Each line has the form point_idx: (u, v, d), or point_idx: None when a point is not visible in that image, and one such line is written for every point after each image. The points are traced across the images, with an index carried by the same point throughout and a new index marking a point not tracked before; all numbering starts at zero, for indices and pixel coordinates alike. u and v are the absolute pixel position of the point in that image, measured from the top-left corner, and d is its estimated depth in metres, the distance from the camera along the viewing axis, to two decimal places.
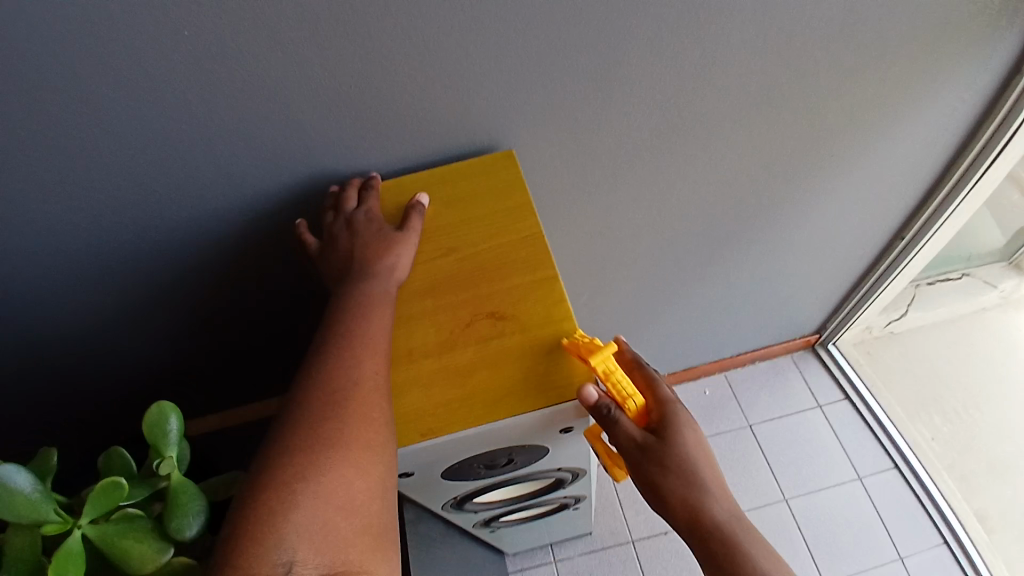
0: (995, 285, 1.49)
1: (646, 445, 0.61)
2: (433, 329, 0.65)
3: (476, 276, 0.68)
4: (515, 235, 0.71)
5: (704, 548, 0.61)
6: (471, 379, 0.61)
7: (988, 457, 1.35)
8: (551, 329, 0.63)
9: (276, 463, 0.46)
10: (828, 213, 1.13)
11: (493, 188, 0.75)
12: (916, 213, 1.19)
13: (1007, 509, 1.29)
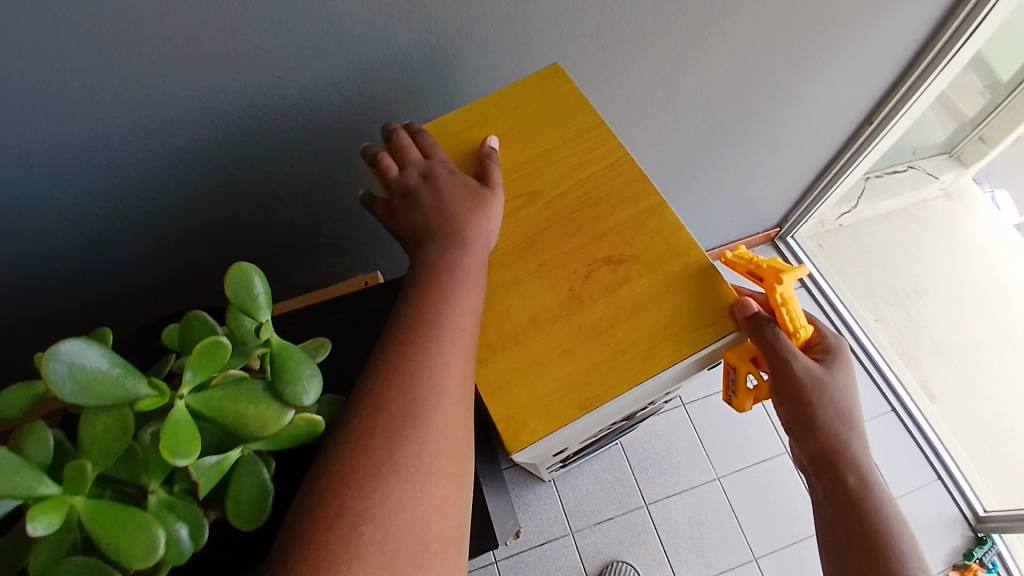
0: (938, 177, 1.52)
1: (817, 381, 0.63)
2: (553, 292, 0.65)
3: (573, 223, 0.69)
4: (603, 164, 0.72)
5: (835, 482, 0.67)
6: (614, 336, 0.63)
7: (934, 338, 1.47)
8: (677, 261, 0.65)
9: (345, 493, 0.42)
10: (812, 92, 1.09)
11: (558, 114, 0.75)
12: (882, 102, 1.16)
13: (947, 381, 1.44)
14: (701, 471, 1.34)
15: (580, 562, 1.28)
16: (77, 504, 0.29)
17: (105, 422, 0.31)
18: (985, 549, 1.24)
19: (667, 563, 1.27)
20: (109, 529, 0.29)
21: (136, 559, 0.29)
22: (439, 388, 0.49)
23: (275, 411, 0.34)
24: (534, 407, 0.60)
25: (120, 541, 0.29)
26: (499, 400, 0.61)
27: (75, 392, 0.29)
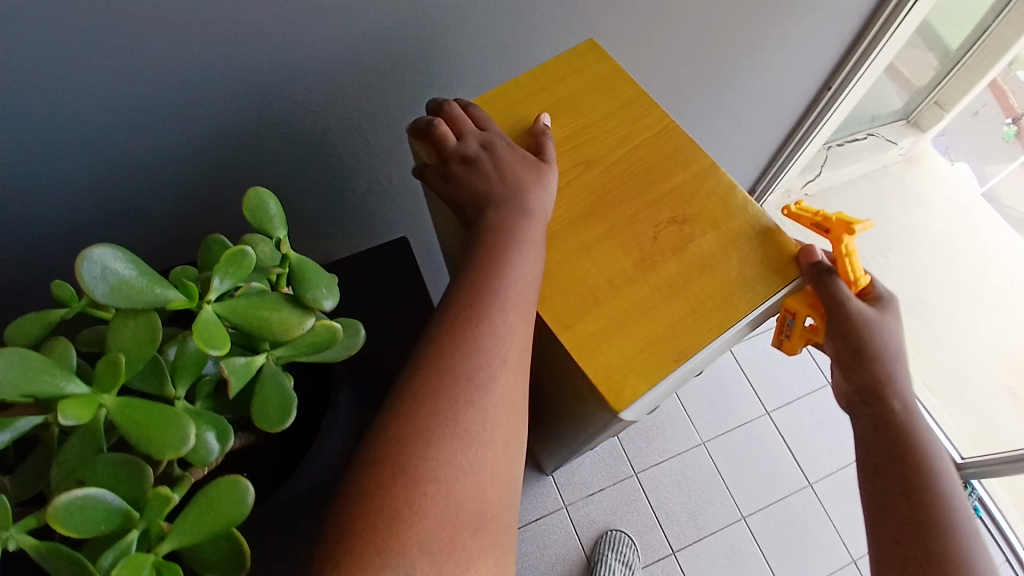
0: (897, 143, 1.58)
1: (876, 319, 0.63)
2: (623, 253, 0.64)
3: (631, 187, 0.67)
4: (650, 132, 0.71)
5: (885, 424, 0.64)
6: (688, 293, 0.62)
7: (901, 296, 1.50)
8: (740, 218, 0.65)
9: (392, 442, 0.44)
10: (771, 55, 1.09)
11: (598, 88, 0.73)
12: (840, 65, 1.18)
13: (917, 336, 1.48)
14: (687, 437, 1.38)
15: (574, 533, 1.32)
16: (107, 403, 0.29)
17: (134, 329, 0.30)
18: None
19: (659, 528, 1.31)
20: (136, 423, 0.29)
21: (166, 454, 0.28)
22: (497, 358, 0.49)
23: (297, 316, 0.33)
24: (629, 364, 0.58)
25: (148, 437, 0.28)
26: (592, 362, 0.58)
27: (106, 291, 0.29)
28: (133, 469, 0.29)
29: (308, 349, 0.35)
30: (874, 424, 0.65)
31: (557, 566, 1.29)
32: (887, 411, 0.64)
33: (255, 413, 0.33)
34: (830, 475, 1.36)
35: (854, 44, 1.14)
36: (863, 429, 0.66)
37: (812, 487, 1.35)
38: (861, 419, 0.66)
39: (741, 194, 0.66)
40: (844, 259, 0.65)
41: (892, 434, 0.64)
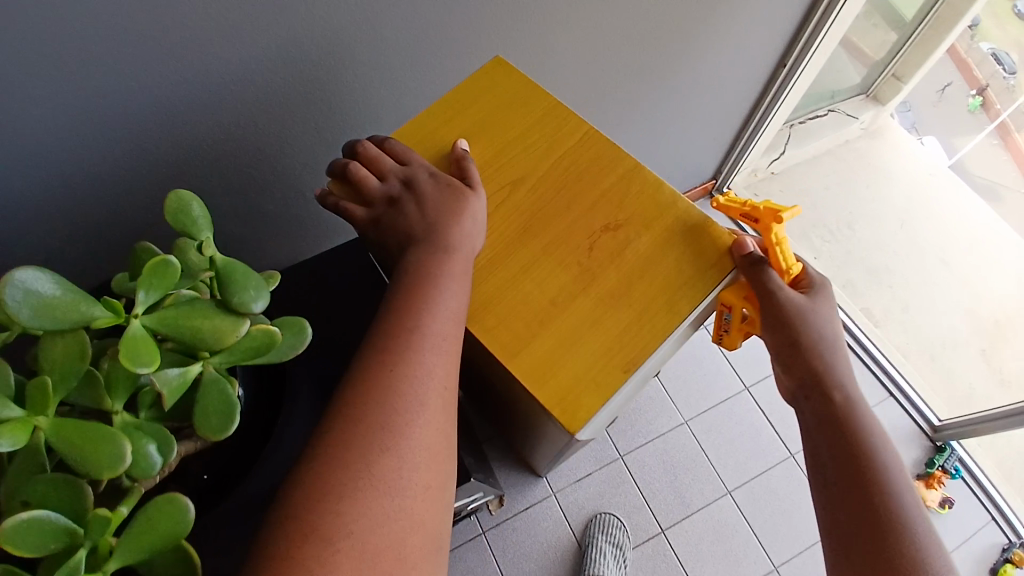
0: (857, 118, 1.59)
1: (804, 309, 0.65)
2: (561, 269, 0.62)
3: (560, 201, 0.65)
4: (574, 140, 0.68)
5: (828, 415, 0.67)
6: (632, 299, 0.61)
7: (867, 264, 1.53)
8: (673, 212, 0.64)
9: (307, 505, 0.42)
10: (724, 33, 1.08)
11: (516, 104, 0.70)
12: (793, 40, 1.18)
13: (887, 303, 1.50)
14: (669, 417, 1.40)
15: (564, 518, 1.33)
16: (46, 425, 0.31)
17: (64, 345, 0.32)
18: (945, 456, 1.35)
19: (647, 508, 1.33)
20: (74, 443, 0.31)
21: (102, 472, 0.30)
22: (423, 391, 0.49)
23: (230, 322, 0.35)
24: (583, 380, 0.57)
25: (85, 455, 0.31)
26: (546, 386, 0.57)
27: (33, 318, 0.31)
28: (70, 488, 0.31)
29: (244, 352, 0.37)
30: (818, 418, 0.67)
31: (550, 553, 1.31)
32: (826, 402, 0.67)
33: (196, 418, 0.35)
34: None
35: (805, 18, 1.14)
36: (810, 424, 0.68)
37: (793, 458, 1.37)
38: (805, 412, 0.69)
39: (671, 191, 0.64)
40: (772, 249, 0.68)
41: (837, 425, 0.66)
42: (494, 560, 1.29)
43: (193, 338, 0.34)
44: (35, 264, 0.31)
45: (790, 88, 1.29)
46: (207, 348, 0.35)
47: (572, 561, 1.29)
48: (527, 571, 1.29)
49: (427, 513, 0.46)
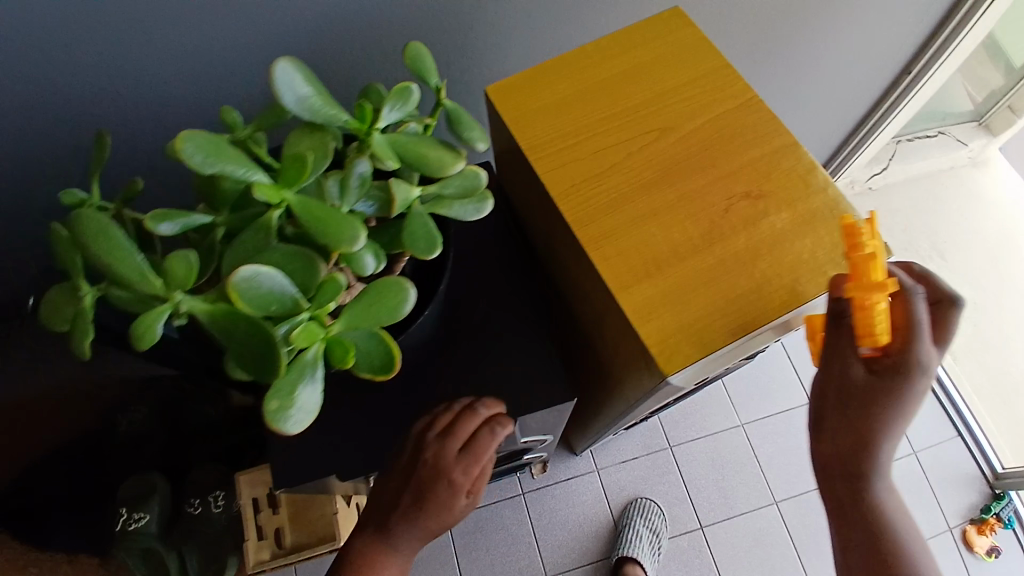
0: (967, 144, 1.53)
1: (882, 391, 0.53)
2: (686, 221, 0.48)
3: (702, 150, 0.51)
4: (733, 94, 0.53)
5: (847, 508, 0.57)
6: (760, 272, 0.47)
7: (953, 298, 1.49)
8: (829, 197, 0.49)
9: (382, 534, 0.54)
10: (860, 27, 1.05)
11: (684, 45, 0.55)
12: (924, 46, 1.14)
13: (969, 338, 1.47)
14: (725, 417, 1.38)
15: (604, 496, 1.34)
16: (284, 198, 0.32)
17: (308, 143, 0.33)
18: (1002, 505, 1.29)
19: (688, 502, 1.33)
20: (314, 216, 0.31)
21: (341, 245, 0.31)
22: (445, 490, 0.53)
23: (453, 154, 0.35)
24: (683, 333, 0.45)
25: (325, 229, 0.31)
26: (648, 323, 0.45)
27: (293, 103, 0.32)
28: (306, 261, 0.31)
29: (455, 192, 0.37)
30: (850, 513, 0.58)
31: (584, 525, 1.33)
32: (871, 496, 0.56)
33: (403, 241, 0.36)
34: None
35: (942, 28, 1.10)
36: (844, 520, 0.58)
37: None
38: (837, 503, 0.58)
39: (822, 176, 0.50)
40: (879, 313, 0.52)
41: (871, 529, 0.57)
42: (530, 521, 1.32)
43: (418, 162, 0.35)
44: (300, 57, 0.33)
45: (912, 95, 1.26)
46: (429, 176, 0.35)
47: (606, 539, 1.31)
48: (559, 538, 1.32)
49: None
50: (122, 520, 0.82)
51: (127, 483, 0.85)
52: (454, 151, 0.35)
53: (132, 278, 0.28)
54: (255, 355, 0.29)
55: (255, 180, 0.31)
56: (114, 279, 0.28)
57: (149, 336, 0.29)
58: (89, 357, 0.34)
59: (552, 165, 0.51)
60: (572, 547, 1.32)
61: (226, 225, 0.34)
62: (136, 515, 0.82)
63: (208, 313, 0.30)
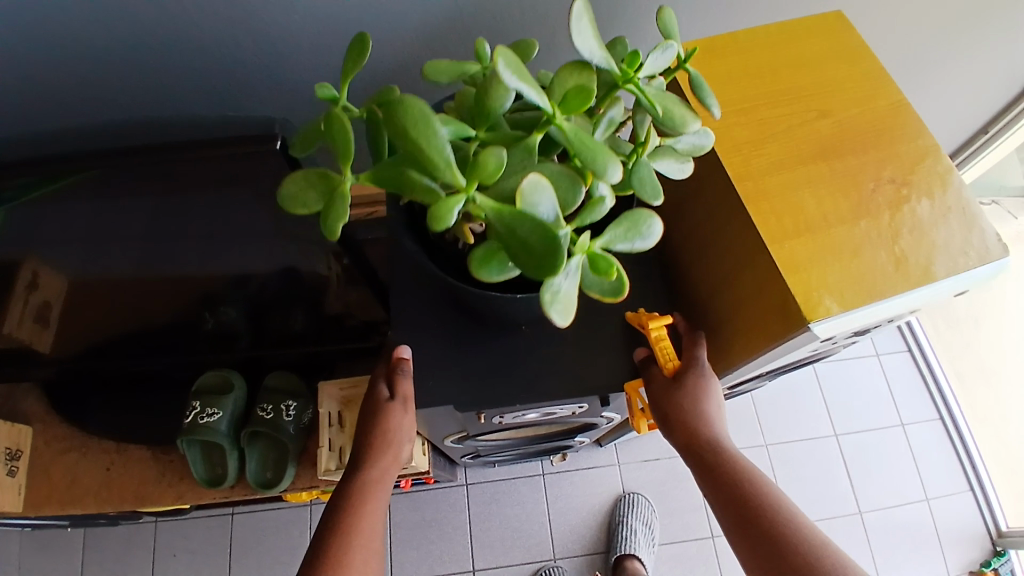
0: (1015, 217, 1.54)
1: (667, 394, 0.62)
2: (836, 196, 0.57)
3: (853, 141, 0.60)
4: (885, 100, 0.62)
5: (742, 523, 0.58)
6: (898, 246, 0.55)
7: (981, 363, 1.55)
8: (961, 193, 0.57)
9: (330, 539, 0.61)
10: (960, 84, 1.08)
11: (843, 53, 0.66)
12: (1005, 111, 1.19)
13: (992, 403, 1.52)
14: (751, 435, 1.39)
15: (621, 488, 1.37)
16: (557, 125, 0.41)
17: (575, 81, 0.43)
18: (1001, 561, 1.32)
19: (703, 509, 1.35)
20: (581, 146, 0.40)
21: (601, 173, 0.40)
22: (374, 482, 0.65)
23: (689, 113, 0.44)
24: (830, 285, 0.53)
25: (590, 156, 0.40)
26: (798, 273, 0.53)
27: (582, 49, 0.40)
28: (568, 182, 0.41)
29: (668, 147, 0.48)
30: (740, 511, 0.58)
31: (597, 513, 1.35)
32: (733, 484, 0.59)
33: (633, 185, 0.45)
34: (882, 510, 1.35)
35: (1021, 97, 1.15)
36: (735, 529, 0.58)
37: (860, 516, 1.34)
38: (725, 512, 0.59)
39: (958, 178, 0.58)
40: (661, 349, 0.63)
41: (752, 517, 0.57)
42: (544, 502, 1.35)
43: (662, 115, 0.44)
44: (586, 9, 0.40)
45: (989, 148, 1.31)
46: (666, 129, 0.44)
47: (600, 531, 1.34)
48: (572, 523, 1.35)
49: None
50: (194, 413, 0.87)
51: (207, 376, 0.93)
52: (693, 111, 0.44)
53: (442, 163, 0.39)
54: (532, 252, 0.37)
55: (540, 104, 0.39)
56: (424, 159, 0.39)
57: (444, 218, 0.38)
58: (338, 237, 0.42)
59: (729, 126, 0.62)
60: (584, 534, 1.34)
61: (486, 137, 0.45)
62: (209, 410, 0.87)
63: (492, 209, 0.38)
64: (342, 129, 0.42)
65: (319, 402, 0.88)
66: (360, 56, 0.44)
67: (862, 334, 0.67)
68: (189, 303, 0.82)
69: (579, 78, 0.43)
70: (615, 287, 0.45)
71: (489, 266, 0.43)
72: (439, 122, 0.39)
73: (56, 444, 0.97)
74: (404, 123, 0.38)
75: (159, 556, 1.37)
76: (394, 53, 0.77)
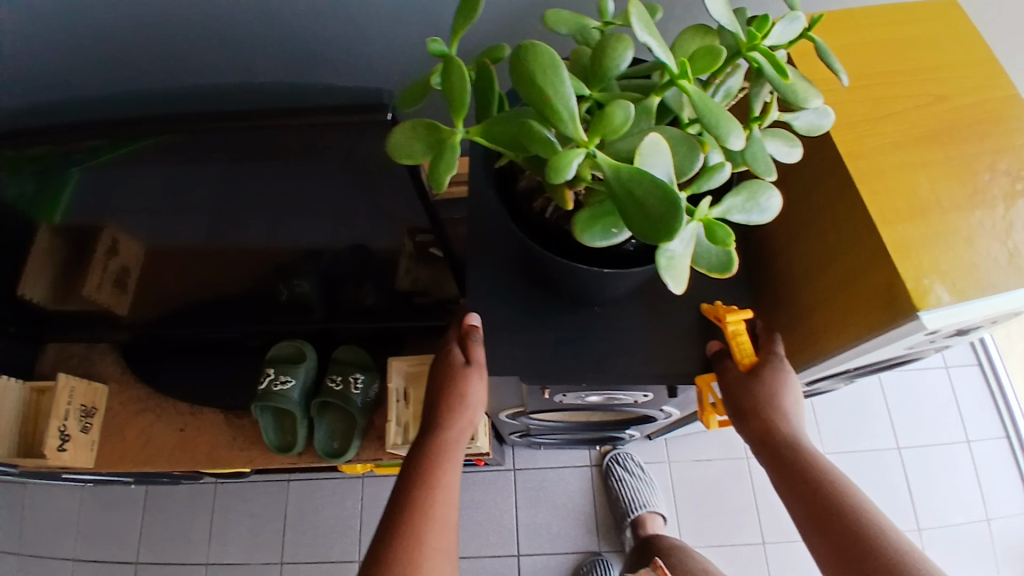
0: None
1: (745, 386, 0.59)
2: (948, 183, 0.56)
3: (967, 129, 0.58)
4: (1002, 90, 0.60)
5: (829, 533, 0.54)
6: (1012, 241, 0.53)
7: None
8: None
9: (404, 504, 0.59)
10: None
11: (959, 39, 0.63)
12: None
13: None
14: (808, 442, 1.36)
15: (671, 486, 1.36)
16: (681, 85, 0.38)
17: (694, 46, 0.44)
18: None
19: (756, 514, 1.33)
20: (704, 104, 0.38)
21: (724, 135, 0.37)
22: (447, 452, 0.63)
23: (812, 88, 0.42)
24: (940, 272, 0.51)
25: (713, 118, 0.38)
26: (908, 257, 0.52)
27: (711, 8, 0.39)
28: (687, 147, 0.40)
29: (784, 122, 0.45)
30: (821, 507, 0.55)
31: None
32: (812, 477, 0.56)
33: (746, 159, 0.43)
34: (940, 526, 1.31)
35: None
36: (818, 529, 0.54)
37: (917, 531, 1.30)
38: (808, 521, 0.55)
39: None
40: (737, 344, 0.61)
41: (839, 521, 0.54)
42: (591, 493, 1.36)
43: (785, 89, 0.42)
44: None
45: None
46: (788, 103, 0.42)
47: (597, 483, 1.37)
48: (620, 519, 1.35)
49: (450, 550, 0.59)
50: (269, 380, 0.90)
51: (282, 346, 0.97)
52: (815, 88, 0.42)
53: (567, 117, 0.37)
54: (649, 210, 0.35)
55: (665, 61, 0.38)
56: (548, 112, 0.37)
57: (563, 171, 0.37)
58: (446, 187, 0.41)
59: (839, 104, 0.61)
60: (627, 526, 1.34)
61: (598, 98, 0.43)
62: (282, 378, 0.90)
63: (610, 166, 0.37)
64: (457, 76, 0.40)
65: (389, 377, 0.90)
66: (472, 10, 0.43)
67: (958, 336, 0.65)
68: (264, 274, 0.84)
69: (702, 40, 0.44)
70: (724, 262, 0.44)
71: (594, 230, 0.41)
72: (565, 69, 0.37)
73: (130, 406, 1.02)
74: (528, 69, 0.37)
75: (218, 515, 1.43)
76: (485, 32, 0.76)
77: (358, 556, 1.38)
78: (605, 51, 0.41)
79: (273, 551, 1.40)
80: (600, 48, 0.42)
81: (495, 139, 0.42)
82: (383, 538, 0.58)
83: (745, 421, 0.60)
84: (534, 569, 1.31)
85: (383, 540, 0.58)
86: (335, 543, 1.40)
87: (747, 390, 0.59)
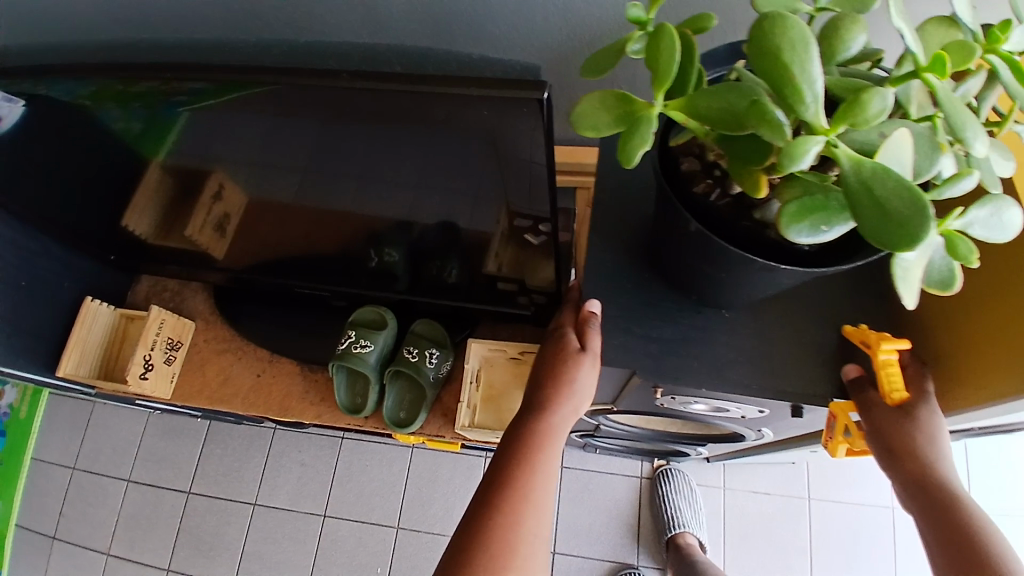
0: None
1: (892, 418, 0.56)
2: None
3: None
4: None
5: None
6: None
7: None
8: None
9: (500, 481, 0.59)
10: None
11: None
12: None
13: None
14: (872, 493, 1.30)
15: (722, 513, 1.33)
16: (924, 79, 0.36)
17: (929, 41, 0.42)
18: None
19: (807, 557, 1.28)
20: (949, 103, 0.36)
21: (969, 138, 0.35)
22: (551, 434, 0.62)
23: None
24: None
25: (960, 117, 0.35)
26: None
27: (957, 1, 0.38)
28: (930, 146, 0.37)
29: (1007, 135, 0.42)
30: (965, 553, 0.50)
31: None
32: (967, 529, 0.51)
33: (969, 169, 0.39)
34: None
35: None
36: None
37: None
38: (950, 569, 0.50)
39: None
40: (888, 377, 0.57)
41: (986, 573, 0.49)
42: (637, 504, 1.34)
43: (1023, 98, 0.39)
44: None
45: None
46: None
47: (645, 494, 1.34)
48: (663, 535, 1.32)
49: (545, 531, 0.58)
50: (349, 342, 0.93)
51: (365, 310, 1.00)
52: None
53: (809, 97, 0.35)
54: (890, 216, 0.33)
55: (913, 50, 0.36)
56: (785, 90, 0.35)
57: (796, 158, 0.34)
58: (635, 164, 0.41)
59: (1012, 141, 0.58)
60: None
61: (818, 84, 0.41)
62: (362, 342, 0.93)
63: (850, 160, 0.35)
64: (668, 49, 0.39)
65: (465, 357, 0.92)
66: None
67: None
68: (358, 239, 0.83)
69: (945, 35, 0.41)
70: (945, 277, 0.42)
71: (802, 224, 0.38)
72: (812, 45, 0.35)
73: (214, 343, 1.06)
74: (774, 46, 0.35)
75: (272, 461, 1.48)
76: None
77: (396, 523, 1.41)
78: (838, 34, 0.41)
79: (317, 503, 1.44)
80: (835, 28, 0.41)
81: (696, 116, 0.40)
82: (477, 509, 0.58)
83: (887, 457, 0.57)
84: (566, 568, 1.30)
85: (478, 510, 0.58)
86: (376, 506, 1.42)
87: (894, 423, 0.56)
